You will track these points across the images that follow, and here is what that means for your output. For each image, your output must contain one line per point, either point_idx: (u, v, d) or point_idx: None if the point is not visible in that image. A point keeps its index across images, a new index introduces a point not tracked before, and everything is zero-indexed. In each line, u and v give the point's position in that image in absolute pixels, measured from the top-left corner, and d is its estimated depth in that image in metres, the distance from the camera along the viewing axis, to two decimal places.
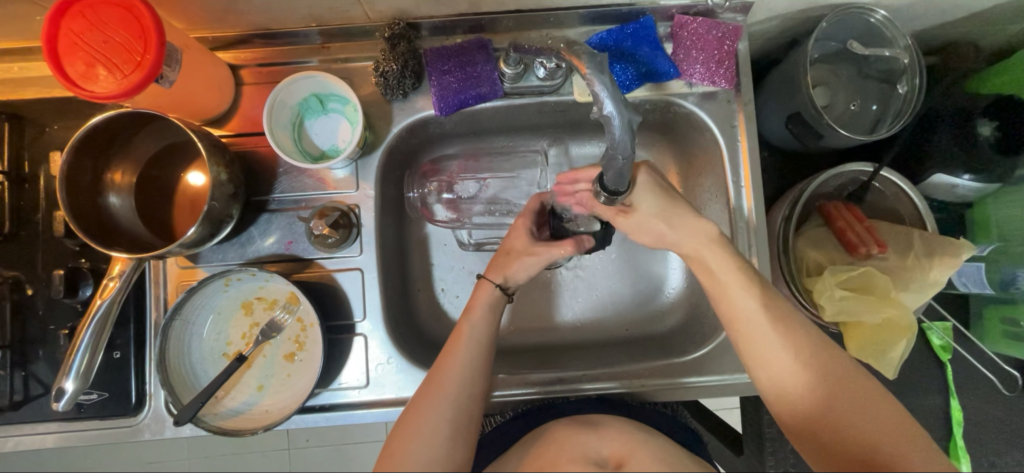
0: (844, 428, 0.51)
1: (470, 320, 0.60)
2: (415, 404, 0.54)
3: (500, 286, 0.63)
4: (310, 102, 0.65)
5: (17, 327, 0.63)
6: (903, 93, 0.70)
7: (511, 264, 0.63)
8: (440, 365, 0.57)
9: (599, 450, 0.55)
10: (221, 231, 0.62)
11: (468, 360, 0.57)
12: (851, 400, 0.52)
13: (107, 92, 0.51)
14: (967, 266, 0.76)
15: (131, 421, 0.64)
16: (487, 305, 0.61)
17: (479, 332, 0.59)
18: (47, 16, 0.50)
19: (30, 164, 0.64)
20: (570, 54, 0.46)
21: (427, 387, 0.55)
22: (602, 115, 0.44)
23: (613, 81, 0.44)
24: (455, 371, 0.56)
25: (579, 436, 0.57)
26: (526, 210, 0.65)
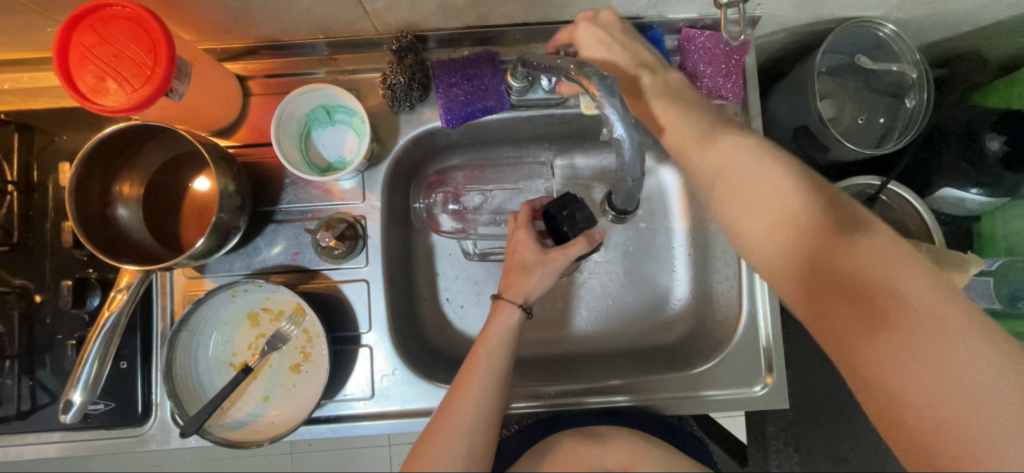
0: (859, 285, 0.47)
1: (487, 342, 0.58)
2: (430, 430, 0.53)
3: (520, 306, 0.59)
4: (317, 114, 0.65)
5: (25, 336, 0.63)
6: (911, 108, 0.70)
7: (528, 280, 0.60)
8: (455, 393, 0.55)
9: (604, 462, 0.56)
10: (228, 242, 0.62)
11: (482, 388, 0.55)
12: (883, 265, 0.47)
13: (118, 106, 0.51)
14: (977, 281, 0.74)
15: (138, 431, 0.64)
16: (504, 328, 0.59)
17: (496, 359, 0.57)
18: (59, 29, 0.50)
19: (39, 173, 0.65)
20: (581, 76, 0.47)
21: (437, 422, 0.53)
22: (613, 137, 0.47)
23: (623, 104, 0.46)
24: (470, 402, 0.54)
25: (586, 450, 0.57)
26: (522, 219, 0.64)
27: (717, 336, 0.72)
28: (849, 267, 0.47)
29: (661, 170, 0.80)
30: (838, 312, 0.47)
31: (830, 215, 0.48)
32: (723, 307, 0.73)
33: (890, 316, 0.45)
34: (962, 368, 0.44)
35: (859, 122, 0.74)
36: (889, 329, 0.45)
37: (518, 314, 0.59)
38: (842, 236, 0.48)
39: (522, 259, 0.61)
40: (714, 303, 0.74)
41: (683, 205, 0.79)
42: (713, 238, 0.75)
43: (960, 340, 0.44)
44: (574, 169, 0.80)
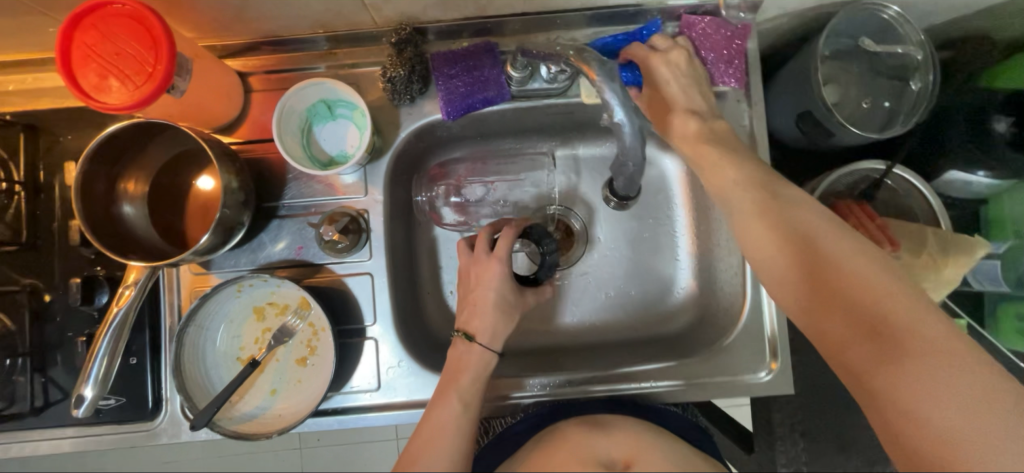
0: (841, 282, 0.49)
1: (459, 387, 0.58)
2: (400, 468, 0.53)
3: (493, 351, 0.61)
4: (318, 108, 0.66)
5: (36, 334, 0.64)
6: (916, 90, 0.69)
7: (500, 324, 0.63)
8: (427, 435, 0.55)
9: (608, 453, 0.55)
10: (233, 237, 0.63)
11: (453, 433, 0.55)
12: (858, 263, 0.49)
13: (121, 103, 0.52)
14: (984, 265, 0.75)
15: (148, 426, 0.65)
16: (477, 368, 0.60)
17: (470, 404, 0.58)
18: (60, 30, 0.51)
19: (45, 173, 0.65)
20: (580, 61, 0.48)
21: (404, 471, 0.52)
22: (613, 122, 0.47)
23: (623, 88, 0.46)
24: (443, 450, 0.54)
25: (589, 439, 0.57)
26: (501, 255, 0.64)
27: (722, 324, 0.72)
28: (842, 288, 0.49)
29: (664, 160, 0.79)
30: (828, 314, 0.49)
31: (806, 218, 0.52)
32: (728, 293, 0.72)
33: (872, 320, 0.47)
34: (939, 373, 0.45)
35: (864, 106, 0.72)
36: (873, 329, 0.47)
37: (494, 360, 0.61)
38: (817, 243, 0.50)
39: (496, 297, 0.63)
40: (719, 292, 0.74)
41: (686, 193, 0.79)
42: (716, 228, 0.75)
43: (939, 344, 0.45)
44: (576, 159, 0.80)
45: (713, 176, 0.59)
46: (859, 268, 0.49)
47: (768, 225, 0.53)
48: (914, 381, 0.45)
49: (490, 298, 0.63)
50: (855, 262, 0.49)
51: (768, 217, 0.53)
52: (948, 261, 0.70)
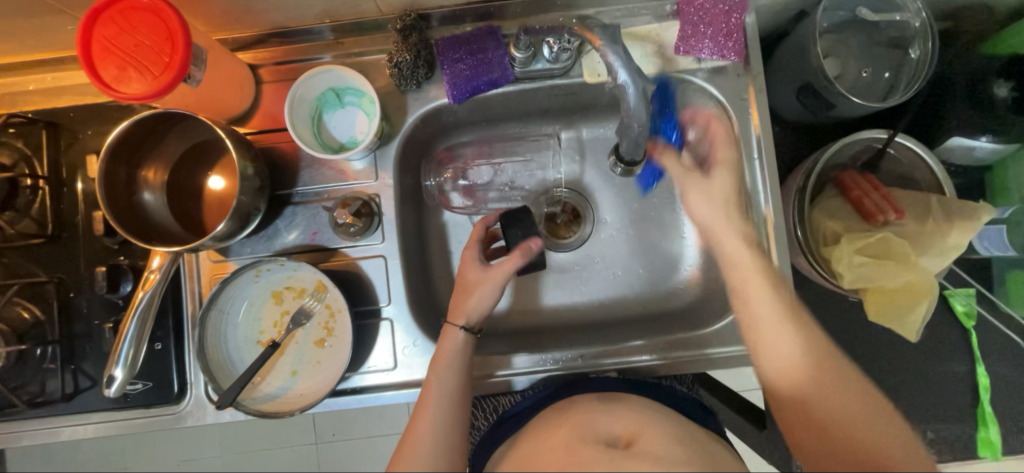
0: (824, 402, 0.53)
1: (438, 368, 0.60)
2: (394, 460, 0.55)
3: (466, 329, 0.62)
4: (327, 97, 0.67)
5: (65, 324, 0.66)
6: (915, 59, 0.70)
7: (469, 304, 0.62)
8: (415, 416, 0.58)
9: (610, 428, 0.56)
10: (250, 223, 0.65)
11: (436, 413, 0.57)
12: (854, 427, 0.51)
13: (140, 93, 0.54)
14: (988, 229, 0.76)
15: (174, 409, 0.67)
16: (454, 352, 0.61)
17: (450, 382, 0.59)
18: (81, 24, 0.53)
19: (67, 168, 0.68)
20: (583, 29, 0.53)
21: (401, 451, 0.55)
22: (618, 83, 0.53)
23: (625, 50, 0.52)
24: (426, 428, 0.56)
25: (593, 415, 0.58)
26: (472, 238, 0.67)
27: (730, 295, 0.73)
28: (830, 426, 0.52)
29: None
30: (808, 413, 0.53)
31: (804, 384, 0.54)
32: None
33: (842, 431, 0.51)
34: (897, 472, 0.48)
35: (864, 76, 0.73)
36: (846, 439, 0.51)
37: (463, 336, 0.62)
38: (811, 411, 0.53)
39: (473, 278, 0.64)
40: None
41: None
42: None
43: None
44: (580, 140, 0.81)
45: (731, 268, 0.60)
46: (851, 411, 0.52)
47: (782, 345, 0.56)
48: None
49: (473, 276, 0.64)
50: (845, 393, 0.53)
51: (795, 331, 0.55)
52: (954, 227, 0.69)
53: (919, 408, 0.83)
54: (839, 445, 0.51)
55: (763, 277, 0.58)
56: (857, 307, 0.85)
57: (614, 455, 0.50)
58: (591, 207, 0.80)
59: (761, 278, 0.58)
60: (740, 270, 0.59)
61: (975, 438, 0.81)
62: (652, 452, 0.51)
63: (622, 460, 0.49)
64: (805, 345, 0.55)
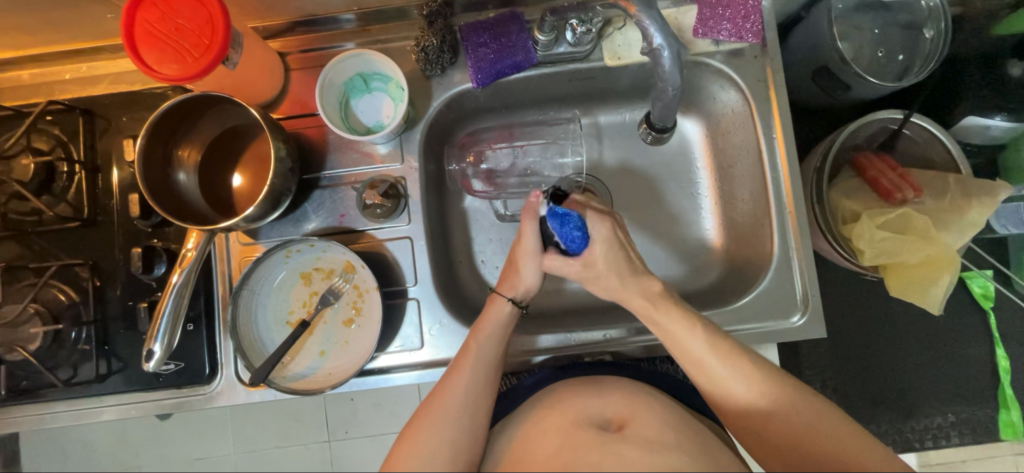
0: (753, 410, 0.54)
1: (479, 333, 0.63)
2: (419, 415, 0.57)
3: (513, 300, 0.65)
4: (355, 82, 0.69)
5: (99, 306, 0.68)
6: (929, 39, 0.72)
7: (518, 278, 0.66)
8: (451, 372, 0.60)
9: (601, 411, 0.57)
10: (281, 205, 0.66)
11: (472, 371, 0.60)
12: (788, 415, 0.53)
13: (179, 74, 0.55)
14: (1007, 208, 0.78)
15: (205, 390, 0.68)
16: (498, 321, 0.64)
17: (489, 346, 0.62)
18: (125, 8, 0.55)
19: (102, 154, 0.69)
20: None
21: (421, 416, 0.57)
22: (653, 47, 0.59)
23: (659, 16, 0.57)
24: (458, 385, 0.59)
25: (581, 398, 0.59)
26: (529, 209, 0.63)
27: (751, 274, 0.73)
28: (787, 450, 0.52)
29: (685, 123, 0.81)
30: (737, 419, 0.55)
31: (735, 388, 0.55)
32: (755, 242, 0.74)
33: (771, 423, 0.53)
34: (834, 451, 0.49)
35: (879, 56, 0.74)
36: (777, 429, 0.53)
37: (513, 308, 0.65)
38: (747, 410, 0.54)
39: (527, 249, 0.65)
40: (745, 242, 0.76)
41: (708, 152, 0.81)
42: (738, 186, 0.77)
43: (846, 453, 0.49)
44: (598, 126, 0.82)
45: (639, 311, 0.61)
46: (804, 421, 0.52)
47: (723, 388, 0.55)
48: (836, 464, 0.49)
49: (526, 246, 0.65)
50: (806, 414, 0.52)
51: (701, 339, 0.57)
52: (972, 204, 0.69)
53: (937, 389, 0.84)
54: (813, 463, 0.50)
55: (681, 318, 0.58)
56: (876, 289, 0.86)
57: (607, 439, 0.52)
58: (606, 189, 0.80)
59: (686, 329, 0.58)
60: (666, 331, 0.59)
61: (997, 422, 0.83)
62: (643, 434, 0.53)
63: (613, 446, 0.51)
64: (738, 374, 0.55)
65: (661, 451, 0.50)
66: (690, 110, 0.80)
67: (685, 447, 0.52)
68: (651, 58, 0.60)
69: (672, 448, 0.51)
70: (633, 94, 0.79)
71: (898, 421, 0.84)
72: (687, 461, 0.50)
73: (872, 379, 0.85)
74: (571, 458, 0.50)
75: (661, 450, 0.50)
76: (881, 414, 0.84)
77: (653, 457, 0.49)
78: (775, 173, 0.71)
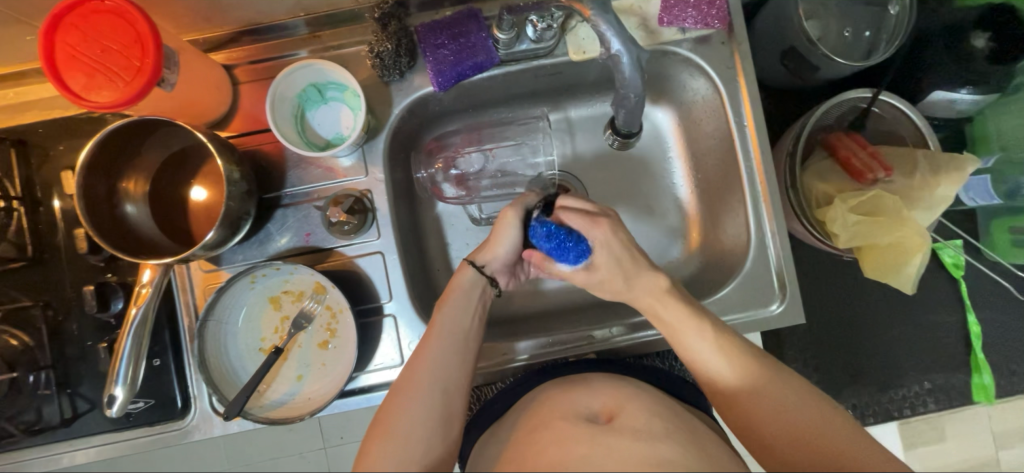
0: (747, 402, 0.54)
1: (445, 306, 0.61)
2: (389, 401, 0.54)
3: (478, 267, 0.64)
4: (309, 93, 0.66)
5: (56, 348, 0.64)
6: (895, 15, 0.71)
7: (489, 245, 0.65)
8: (421, 344, 0.58)
9: (590, 405, 0.56)
10: (240, 229, 0.63)
11: (441, 348, 0.58)
12: (779, 402, 0.53)
13: (110, 101, 0.51)
14: (974, 180, 0.79)
15: (180, 424, 0.66)
16: (463, 288, 0.62)
17: (455, 320, 0.60)
18: (42, 31, 0.50)
19: (41, 187, 0.65)
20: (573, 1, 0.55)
21: (390, 401, 0.54)
22: (613, 53, 0.56)
23: (616, 19, 0.55)
24: (426, 366, 0.56)
25: (571, 395, 0.59)
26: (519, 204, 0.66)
27: (730, 263, 0.73)
28: (784, 436, 0.51)
29: (657, 112, 0.80)
30: (732, 415, 0.55)
31: (731, 375, 0.56)
32: (730, 230, 0.74)
33: (755, 409, 0.53)
34: (817, 439, 0.50)
35: (846, 35, 0.73)
36: (761, 413, 0.53)
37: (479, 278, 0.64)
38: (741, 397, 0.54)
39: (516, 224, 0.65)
40: (722, 233, 0.75)
41: (681, 141, 0.79)
42: (713, 174, 0.76)
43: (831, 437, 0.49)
44: (569, 121, 0.80)
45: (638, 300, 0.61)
46: (778, 400, 0.53)
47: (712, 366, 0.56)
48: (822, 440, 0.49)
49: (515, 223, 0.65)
50: (786, 394, 0.53)
51: (709, 332, 0.57)
52: (941, 180, 0.70)
53: (914, 358, 0.85)
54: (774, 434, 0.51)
55: (687, 317, 0.58)
56: (853, 267, 0.86)
57: (594, 430, 0.51)
58: (580, 184, 0.78)
59: (692, 326, 0.57)
60: (670, 326, 0.59)
61: (969, 385, 0.85)
62: (631, 425, 0.52)
63: (601, 436, 0.50)
64: (724, 353, 0.56)
65: (648, 439, 0.50)
66: (662, 99, 0.78)
67: (672, 436, 0.51)
68: (610, 64, 0.58)
69: (652, 437, 0.50)
70: (603, 86, 0.77)
71: (878, 392, 0.86)
72: (677, 450, 0.49)
73: (853, 353, 0.86)
74: (560, 453, 0.49)
75: (643, 440, 0.50)
76: (862, 388, 0.86)
77: (640, 447, 0.49)
78: (748, 159, 0.70)
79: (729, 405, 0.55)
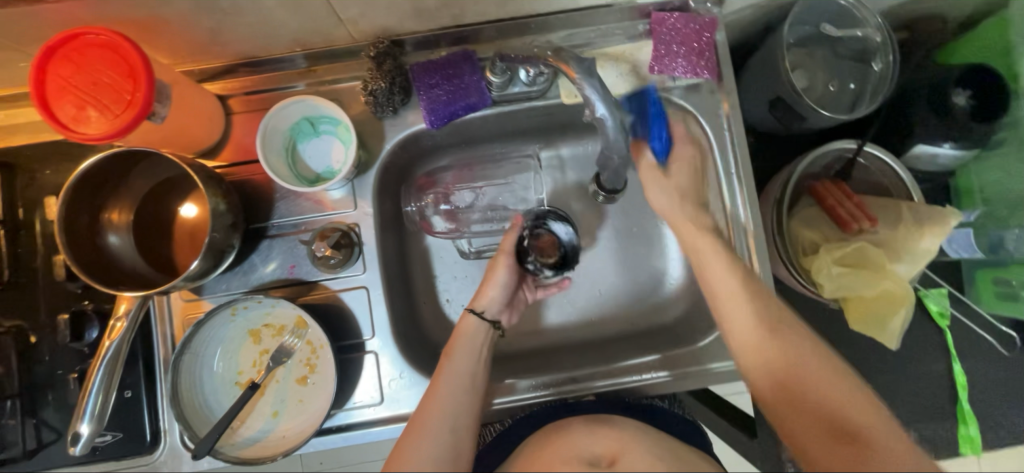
0: (767, 343, 0.58)
1: (454, 349, 0.62)
2: (404, 440, 0.54)
3: (478, 314, 0.65)
4: (301, 126, 0.66)
5: (24, 375, 0.62)
6: (878, 71, 0.72)
7: (484, 292, 0.66)
8: (430, 392, 0.58)
9: (591, 449, 0.55)
10: (224, 261, 0.62)
11: (453, 391, 0.58)
12: (794, 348, 0.56)
13: (100, 133, 0.51)
14: (958, 232, 0.81)
15: (148, 459, 0.64)
16: (469, 335, 0.63)
17: (464, 365, 0.60)
18: (34, 64, 0.51)
19: (24, 209, 0.64)
20: (559, 60, 0.56)
21: (410, 430, 0.55)
22: (596, 116, 0.56)
23: (601, 84, 0.55)
24: (438, 408, 0.56)
25: (573, 435, 0.57)
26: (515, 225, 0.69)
27: None
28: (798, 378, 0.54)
29: None
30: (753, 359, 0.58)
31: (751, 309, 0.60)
32: None
33: (776, 348, 0.57)
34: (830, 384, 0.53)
35: (831, 89, 0.75)
36: (779, 355, 0.57)
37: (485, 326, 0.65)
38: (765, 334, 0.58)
39: (513, 248, 0.68)
40: None
41: None
42: None
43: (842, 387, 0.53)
44: (560, 159, 0.80)
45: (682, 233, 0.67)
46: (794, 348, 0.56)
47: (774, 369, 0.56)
48: (833, 388, 0.53)
49: (510, 244, 0.68)
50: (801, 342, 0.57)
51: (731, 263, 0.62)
52: (926, 232, 0.70)
53: (902, 407, 0.85)
54: (801, 390, 0.54)
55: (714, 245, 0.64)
56: (838, 312, 0.87)
57: None
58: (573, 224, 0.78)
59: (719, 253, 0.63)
60: (703, 246, 0.65)
61: (957, 436, 0.84)
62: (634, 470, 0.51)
63: None
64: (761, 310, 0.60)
65: None
66: None
67: None
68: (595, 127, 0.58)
69: None
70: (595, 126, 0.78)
71: None
72: None
73: None
74: None
75: None
76: None
77: None
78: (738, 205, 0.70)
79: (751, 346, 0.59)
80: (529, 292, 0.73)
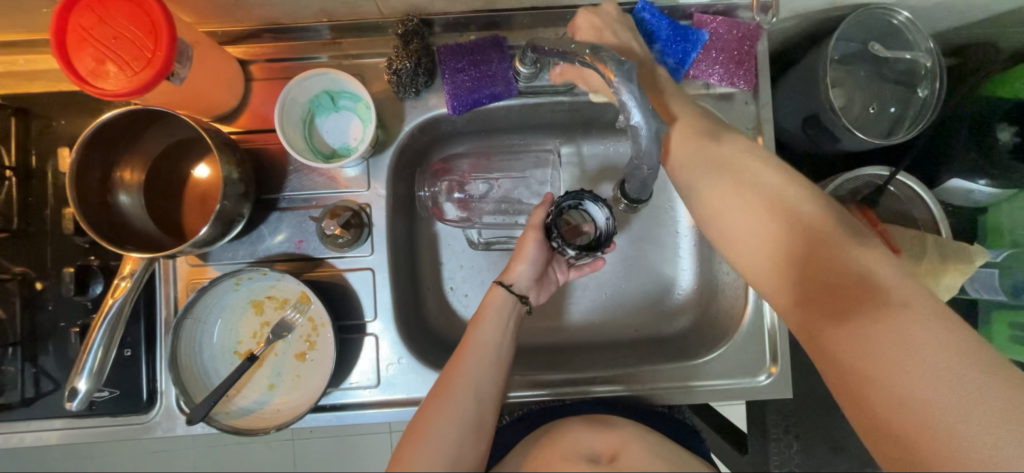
0: (813, 267, 0.51)
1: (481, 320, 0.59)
2: (426, 408, 0.52)
3: (507, 286, 0.62)
4: (320, 100, 0.64)
5: (28, 322, 0.62)
6: (922, 97, 0.69)
7: (513, 267, 0.64)
8: (456, 361, 0.56)
9: (592, 445, 0.54)
10: (232, 230, 0.61)
11: (481, 363, 0.56)
12: (856, 270, 0.49)
13: (119, 89, 0.50)
14: (981, 272, 0.77)
15: (142, 419, 0.64)
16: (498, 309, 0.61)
17: (490, 337, 0.58)
18: (56, 12, 0.49)
19: (37, 158, 0.64)
20: (598, 60, 0.52)
21: (430, 402, 0.52)
22: (631, 122, 0.52)
23: (640, 90, 0.51)
24: (465, 376, 0.54)
25: (575, 433, 0.56)
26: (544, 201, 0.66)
27: (723, 324, 0.72)
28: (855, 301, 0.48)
29: None
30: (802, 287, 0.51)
31: (804, 224, 0.52)
32: (727, 292, 0.73)
33: (831, 273, 0.50)
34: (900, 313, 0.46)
35: (870, 111, 0.72)
36: (833, 282, 0.49)
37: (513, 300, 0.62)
38: (814, 256, 0.51)
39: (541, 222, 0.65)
40: (721, 292, 0.74)
41: None
42: None
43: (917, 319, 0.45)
44: (580, 157, 0.78)
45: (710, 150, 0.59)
46: (850, 270, 0.49)
47: (869, 345, 0.46)
48: (904, 317, 0.46)
49: (539, 218, 0.65)
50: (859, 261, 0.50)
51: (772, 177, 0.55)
52: (948, 268, 0.69)
53: None
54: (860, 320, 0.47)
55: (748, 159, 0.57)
56: None
57: None
58: None
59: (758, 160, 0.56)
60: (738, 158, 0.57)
61: None
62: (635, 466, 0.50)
63: None
64: (809, 229, 0.52)
65: None
66: None
67: None
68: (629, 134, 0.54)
69: None
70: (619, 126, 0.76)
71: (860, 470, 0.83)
72: None
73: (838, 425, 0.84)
74: None
75: None
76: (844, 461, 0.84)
77: None
78: None
79: (799, 272, 0.51)
80: (562, 270, 0.69)
